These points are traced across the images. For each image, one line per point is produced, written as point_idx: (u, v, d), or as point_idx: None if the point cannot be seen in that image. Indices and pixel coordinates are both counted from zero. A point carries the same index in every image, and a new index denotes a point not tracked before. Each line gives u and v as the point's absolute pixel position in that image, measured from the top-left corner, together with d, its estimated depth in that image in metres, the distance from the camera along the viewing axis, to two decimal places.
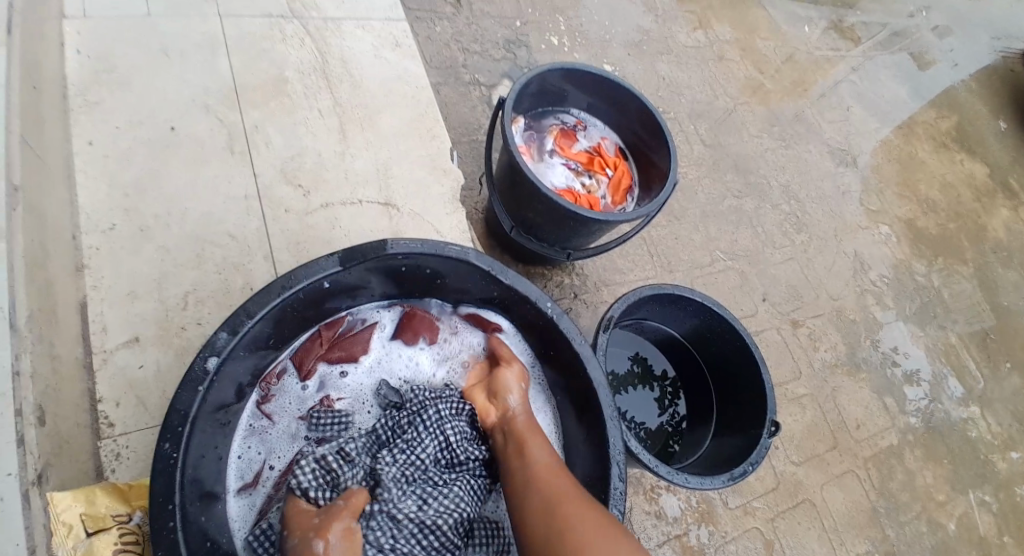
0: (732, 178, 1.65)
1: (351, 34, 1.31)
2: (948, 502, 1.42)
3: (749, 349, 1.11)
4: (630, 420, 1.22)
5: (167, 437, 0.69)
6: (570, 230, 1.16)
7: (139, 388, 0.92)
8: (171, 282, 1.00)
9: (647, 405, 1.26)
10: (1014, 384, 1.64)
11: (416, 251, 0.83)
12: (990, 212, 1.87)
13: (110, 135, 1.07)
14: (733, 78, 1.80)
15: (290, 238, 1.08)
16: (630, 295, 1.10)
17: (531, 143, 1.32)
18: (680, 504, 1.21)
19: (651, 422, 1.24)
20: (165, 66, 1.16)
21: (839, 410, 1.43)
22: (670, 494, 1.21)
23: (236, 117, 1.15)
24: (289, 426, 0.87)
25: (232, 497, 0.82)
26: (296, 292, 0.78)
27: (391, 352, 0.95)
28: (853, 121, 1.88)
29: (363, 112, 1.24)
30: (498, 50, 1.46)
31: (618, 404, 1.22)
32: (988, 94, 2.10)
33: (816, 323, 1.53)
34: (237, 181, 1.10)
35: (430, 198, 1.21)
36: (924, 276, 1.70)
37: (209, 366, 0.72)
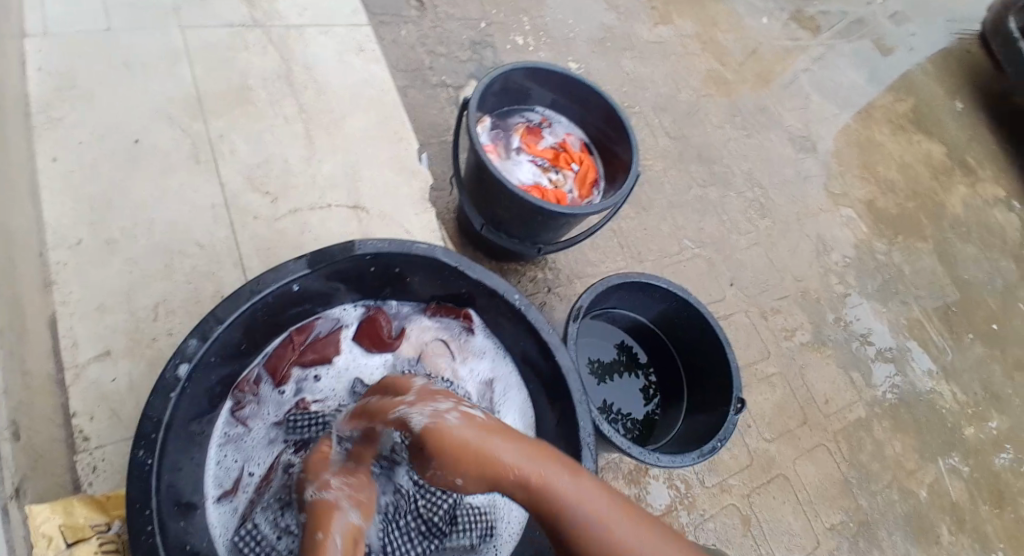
0: (698, 168, 1.69)
1: (314, 41, 1.33)
2: (918, 470, 1.47)
3: (714, 330, 1.15)
4: (616, 411, 1.24)
5: (142, 443, 0.70)
6: (539, 226, 1.18)
7: (112, 401, 0.93)
8: (141, 293, 1.00)
9: (632, 396, 1.28)
10: (978, 353, 1.70)
11: (384, 250, 0.85)
12: (948, 189, 1.94)
13: (73, 151, 1.08)
14: (695, 71, 1.84)
15: (261, 244, 1.09)
16: (598, 284, 1.14)
17: (497, 142, 1.34)
18: (670, 493, 1.26)
19: (637, 412, 1.26)
20: (128, 80, 1.16)
21: (808, 387, 1.49)
22: (659, 481, 1.26)
23: (202, 127, 1.16)
24: (265, 432, 0.88)
25: (212, 504, 0.83)
26: (265, 297, 0.80)
27: (364, 352, 0.96)
28: (813, 108, 1.93)
29: (331, 119, 1.25)
30: (463, 52, 1.48)
31: (602, 395, 1.24)
32: (945, 75, 2.16)
33: (784, 304, 1.58)
34: (205, 191, 1.11)
35: (399, 199, 1.23)
36: (886, 254, 1.76)
37: (181, 373, 0.73)
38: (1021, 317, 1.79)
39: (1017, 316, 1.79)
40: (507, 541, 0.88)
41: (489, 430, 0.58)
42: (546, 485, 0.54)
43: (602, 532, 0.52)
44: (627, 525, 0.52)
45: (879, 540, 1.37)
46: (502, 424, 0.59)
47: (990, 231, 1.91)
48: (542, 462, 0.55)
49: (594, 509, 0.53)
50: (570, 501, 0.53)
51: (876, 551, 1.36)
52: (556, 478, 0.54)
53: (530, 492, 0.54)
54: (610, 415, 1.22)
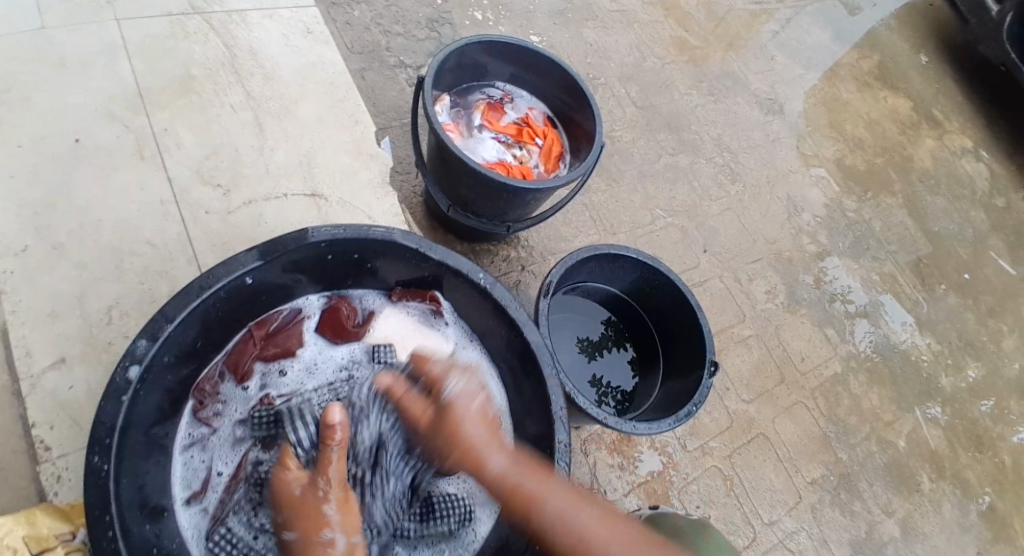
0: (666, 137, 1.67)
1: (259, 25, 1.28)
2: (897, 421, 1.50)
3: (686, 297, 1.15)
4: (606, 384, 1.24)
5: (96, 449, 0.68)
6: (504, 202, 1.15)
7: (69, 409, 0.90)
8: (93, 296, 0.97)
9: (620, 367, 1.28)
10: (951, 303, 1.71)
11: (339, 237, 0.83)
12: (915, 143, 1.94)
13: (12, 156, 1.04)
14: (658, 37, 1.82)
15: (216, 240, 1.06)
16: (567, 258, 1.12)
17: (458, 121, 1.31)
18: (660, 459, 1.28)
19: (626, 384, 1.26)
20: (64, 78, 1.12)
21: (784, 346, 1.50)
22: (651, 450, 1.27)
23: (146, 123, 1.12)
24: (231, 431, 0.86)
25: (182, 508, 0.81)
26: (215, 292, 0.77)
27: (329, 342, 0.93)
28: (778, 69, 1.92)
29: (284, 107, 1.22)
30: (420, 30, 1.43)
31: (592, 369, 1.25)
32: (908, 28, 2.15)
33: (756, 267, 1.58)
34: (153, 187, 1.07)
35: (358, 184, 1.20)
36: (856, 211, 1.76)
37: (131, 376, 0.71)
38: (992, 266, 1.81)
39: (988, 265, 1.81)
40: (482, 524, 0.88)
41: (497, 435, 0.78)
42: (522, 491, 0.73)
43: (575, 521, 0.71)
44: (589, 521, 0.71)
45: (862, 492, 1.39)
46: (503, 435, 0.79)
47: (959, 182, 1.92)
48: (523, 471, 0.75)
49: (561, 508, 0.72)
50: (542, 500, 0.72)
51: (858, 503, 1.38)
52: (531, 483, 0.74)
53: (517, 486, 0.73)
54: (599, 389, 1.23)
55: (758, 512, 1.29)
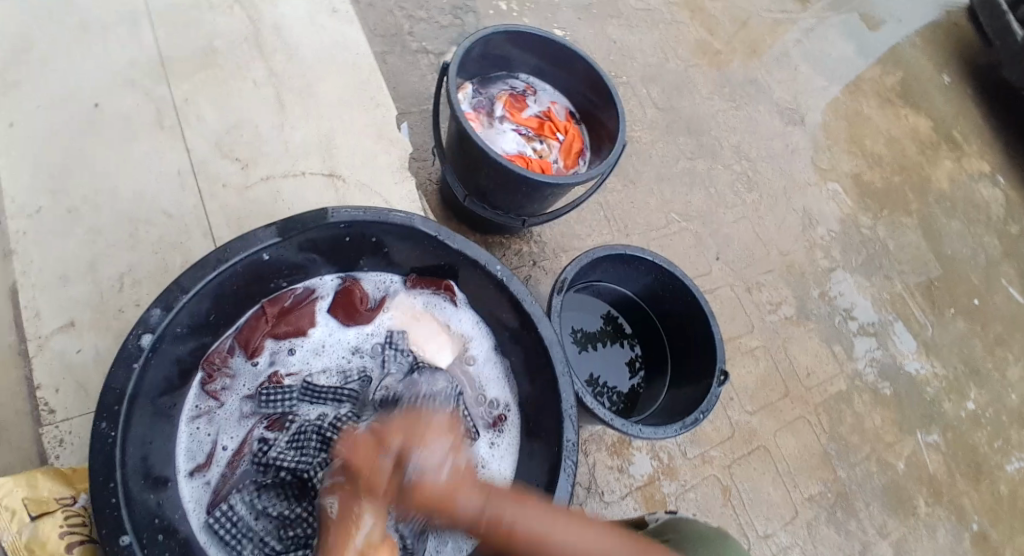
0: (685, 141, 1.65)
1: (286, 0, 1.27)
2: (897, 443, 1.49)
3: (699, 303, 1.13)
4: (602, 384, 1.24)
5: (104, 416, 0.68)
6: (522, 196, 1.14)
7: (78, 373, 0.90)
8: (104, 263, 0.96)
9: (619, 368, 1.27)
10: (959, 327, 1.70)
11: (359, 218, 0.82)
12: (933, 164, 1.92)
13: (32, 116, 1.03)
14: (683, 40, 1.79)
15: (231, 214, 1.05)
16: (582, 257, 1.11)
17: (480, 110, 1.30)
18: (653, 462, 1.27)
19: (622, 386, 1.26)
20: (88, 40, 1.11)
21: (790, 359, 1.49)
22: (644, 451, 1.26)
23: (166, 91, 1.11)
24: (238, 406, 0.85)
25: (184, 479, 0.81)
26: (232, 266, 0.76)
27: (340, 324, 0.93)
28: (801, 79, 1.90)
29: (305, 83, 1.20)
30: (445, 16, 1.41)
31: (590, 367, 1.24)
32: (935, 47, 2.13)
33: (768, 278, 1.57)
34: (170, 159, 1.06)
35: (376, 168, 1.19)
36: (870, 229, 1.75)
37: (144, 343, 0.71)
38: (1002, 293, 1.79)
39: (998, 292, 1.79)
40: None
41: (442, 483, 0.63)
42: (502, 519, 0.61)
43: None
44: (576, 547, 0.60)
45: (858, 511, 1.39)
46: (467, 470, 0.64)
47: (975, 207, 1.90)
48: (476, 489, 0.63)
49: (546, 539, 0.60)
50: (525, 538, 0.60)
51: (854, 522, 1.37)
52: (511, 522, 0.61)
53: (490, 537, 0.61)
54: (597, 389, 1.22)
55: (754, 524, 1.29)
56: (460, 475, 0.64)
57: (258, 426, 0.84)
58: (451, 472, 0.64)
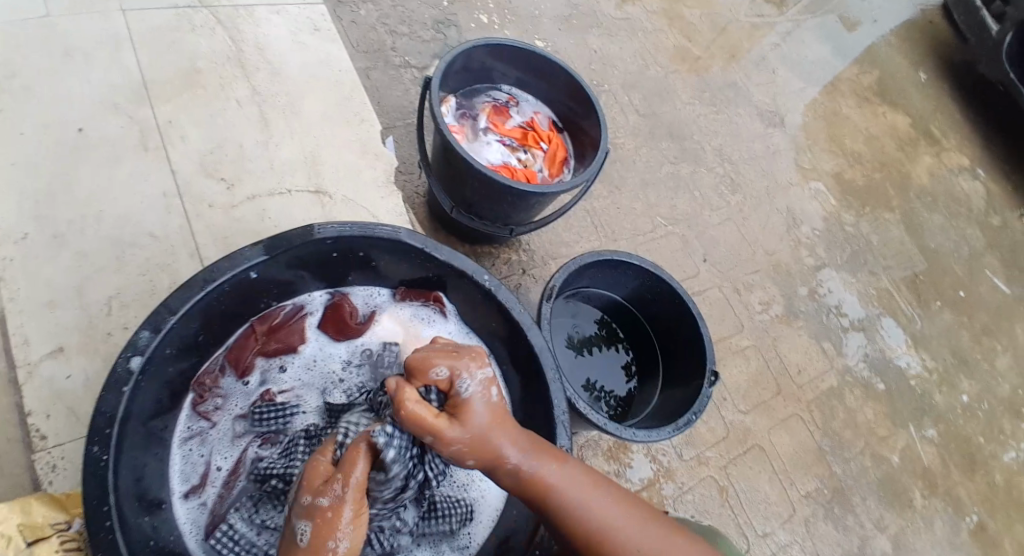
0: (667, 146, 1.67)
1: (266, 21, 1.28)
2: (891, 437, 1.50)
3: (687, 305, 1.15)
4: (599, 389, 1.24)
5: (96, 440, 0.67)
6: (508, 205, 1.15)
7: (68, 398, 0.90)
8: (92, 287, 0.96)
9: (614, 372, 1.27)
10: (946, 320, 1.72)
11: (346, 233, 0.82)
12: (913, 160, 1.95)
13: (15, 143, 1.03)
14: (661, 47, 1.82)
15: (218, 233, 1.05)
16: (570, 263, 1.12)
17: (463, 122, 1.31)
18: (653, 467, 1.27)
19: (618, 389, 1.26)
20: (70, 66, 1.11)
21: (781, 358, 1.50)
22: (642, 456, 1.27)
23: (150, 114, 1.11)
24: (231, 426, 0.85)
25: (180, 501, 0.80)
26: (220, 285, 0.76)
27: (331, 339, 0.93)
28: (779, 81, 1.93)
29: (289, 102, 1.21)
30: (426, 31, 1.42)
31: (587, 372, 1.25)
32: (910, 45, 2.16)
33: (755, 278, 1.58)
34: (156, 180, 1.06)
35: (362, 183, 1.19)
36: (854, 226, 1.77)
37: (133, 366, 0.71)
38: (987, 284, 1.82)
39: (983, 283, 1.82)
40: (482, 528, 0.87)
41: (489, 417, 0.68)
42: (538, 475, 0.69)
43: (581, 505, 0.69)
44: (595, 500, 0.69)
45: (855, 505, 1.40)
46: (508, 413, 0.70)
47: (956, 200, 1.93)
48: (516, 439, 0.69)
49: (569, 487, 0.69)
50: (553, 484, 0.69)
51: (851, 516, 1.38)
52: (545, 468, 0.70)
53: (519, 475, 0.69)
54: (593, 394, 1.22)
55: (753, 523, 1.29)
56: (499, 412, 0.69)
57: (252, 445, 0.83)
58: (492, 410, 0.68)
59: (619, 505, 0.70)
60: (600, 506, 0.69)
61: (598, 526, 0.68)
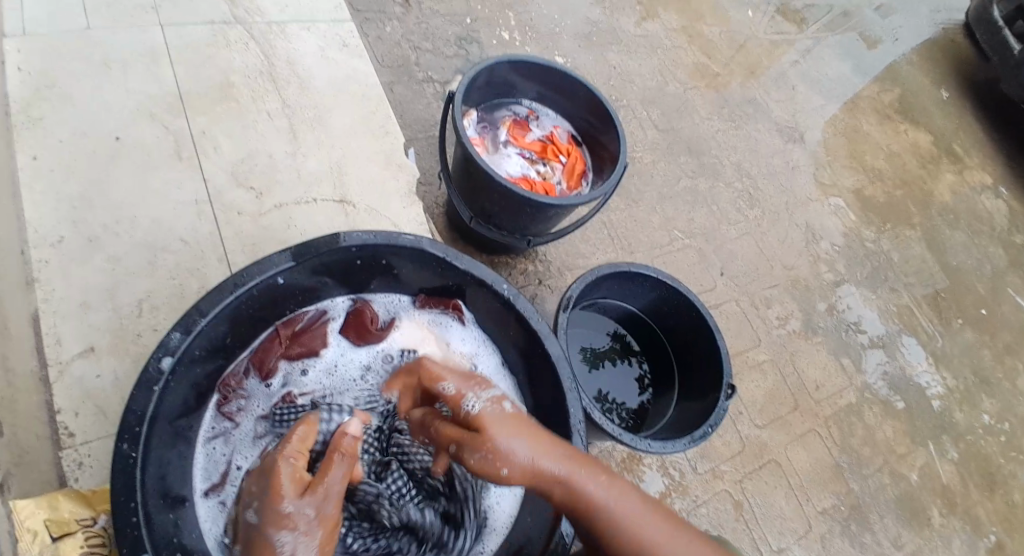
0: (686, 160, 1.69)
1: (296, 36, 1.32)
2: (910, 454, 1.49)
3: (705, 318, 1.15)
4: (611, 401, 1.25)
5: (126, 437, 0.70)
6: (527, 217, 1.17)
7: (98, 397, 0.93)
8: (123, 290, 1.00)
9: (628, 385, 1.28)
10: (967, 338, 1.70)
11: (370, 242, 0.85)
12: (934, 177, 1.95)
13: (54, 150, 1.07)
14: (681, 63, 1.84)
15: (245, 240, 1.09)
16: (588, 274, 1.14)
17: (484, 135, 1.34)
18: (665, 481, 1.27)
19: (631, 402, 1.27)
20: (109, 78, 1.16)
21: (798, 373, 1.50)
22: (654, 470, 1.27)
23: (183, 124, 1.16)
24: (253, 426, 0.88)
25: (201, 498, 0.83)
26: (248, 290, 0.79)
27: (351, 344, 0.96)
28: (798, 98, 1.93)
29: (315, 114, 1.25)
30: (449, 47, 1.46)
31: (600, 384, 1.26)
32: (931, 63, 2.16)
33: (773, 293, 1.58)
34: (187, 187, 1.10)
35: (385, 193, 1.22)
36: (873, 242, 1.77)
37: (164, 366, 0.73)
38: (1009, 303, 1.80)
39: (1005, 302, 1.80)
40: (494, 536, 0.88)
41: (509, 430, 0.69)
42: (576, 490, 0.68)
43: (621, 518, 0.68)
44: (632, 512, 0.69)
45: (873, 524, 1.38)
46: (529, 422, 0.71)
47: (978, 218, 1.92)
48: (550, 454, 0.68)
49: (608, 499, 0.68)
50: (593, 497, 0.68)
51: (869, 535, 1.37)
52: (583, 480, 0.68)
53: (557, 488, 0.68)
54: (607, 405, 1.23)
55: (768, 538, 1.29)
56: (522, 424, 0.70)
57: (272, 445, 0.86)
58: (512, 421, 0.70)
59: (660, 522, 0.69)
60: (637, 518, 0.68)
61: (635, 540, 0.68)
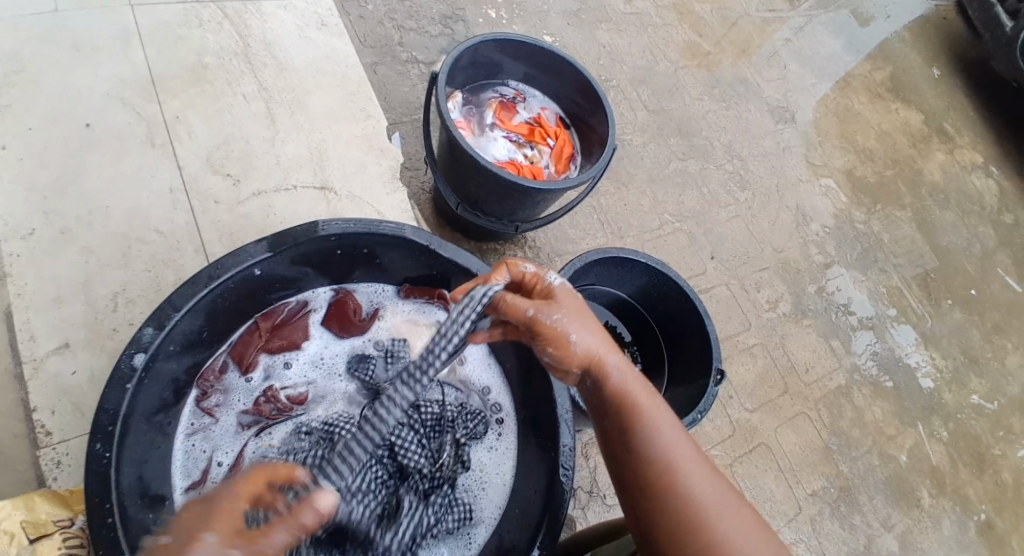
0: (676, 142, 1.66)
1: (273, 16, 1.27)
2: (898, 435, 1.49)
3: (694, 303, 1.13)
4: None
5: (98, 437, 0.68)
6: (515, 202, 1.14)
7: (74, 394, 0.90)
8: (98, 282, 0.97)
9: None
10: (956, 319, 1.70)
11: (349, 231, 0.82)
12: (925, 157, 1.93)
13: (22, 138, 1.03)
14: (671, 42, 1.80)
15: (223, 229, 1.06)
16: (576, 260, 1.11)
17: (470, 118, 1.31)
18: None
19: None
20: (77, 62, 1.11)
21: (788, 356, 1.49)
22: None
23: (156, 109, 1.11)
24: (233, 422, 0.85)
25: (181, 496, 0.80)
26: (224, 282, 0.76)
27: (334, 336, 0.93)
28: (790, 77, 1.90)
29: (294, 97, 1.21)
30: (434, 26, 1.42)
31: None
32: (923, 41, 2.13)
33: (763, 276, 1.57)
34: (162, 175, 1.07)
35: (367, 178, 1.19)
36: (864, 224, 1.75)
37: (137, 363, 0.71)
38: (998, 282, 1.80)
39: (995, 282, 1.79)
40: (483, 530, 0.86)
41: (586, 317, 0.76)
42: (627, 396, 0.72)
43: (667, 439, 0.69)
44: (681, 442, 0.69)
45: (861, 504, 1.39)
46: (598, 326, 0.76)
47: (968, 198, 1.91)
48: (611, 358, 0.74)
49: (656, 416, 0.71)
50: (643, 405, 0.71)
51: (858, 516, 1.37)
52: (637, 393, 0.72)
53: (609, 386, 0.73)
54: None
55: None
56: (588, 322, 0.76)
57: (254, 439, 0.84)
58: (578, 315, 0.75)
59: (699, 461, 0.69)
60: (683, 455, 0.68)
61: (676, 464, 0.68)
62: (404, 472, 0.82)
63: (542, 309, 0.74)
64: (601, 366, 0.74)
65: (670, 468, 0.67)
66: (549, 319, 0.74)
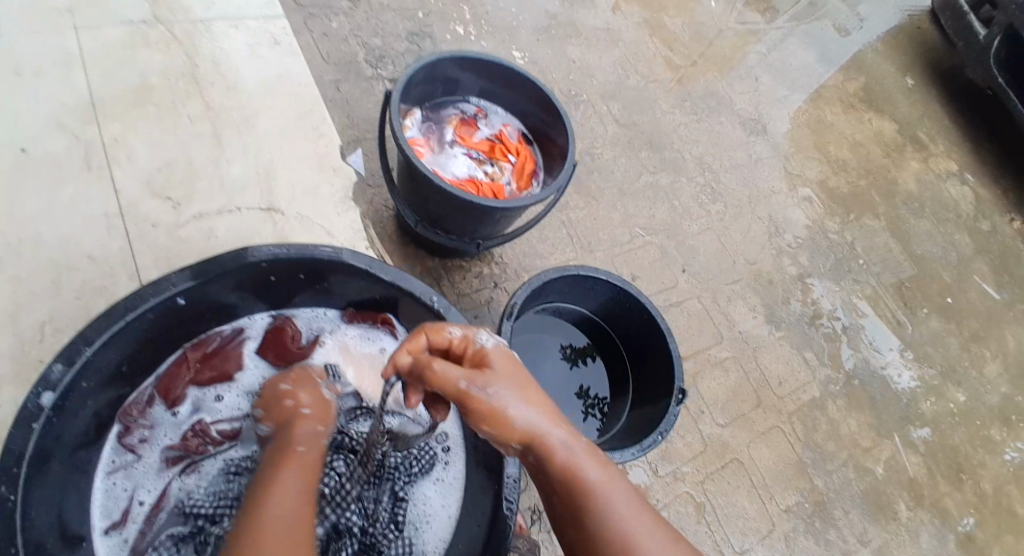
0: (647, 155, 1.65)
1: (224, 35, 1.25)
2: (874, 448, 1.47)
3: (656, 320, 1.11)
4: (592, 396, 1.24)
5: (3, 479, 0.65)
6: (472, 220, 1.12)
7: (0, 430, 0.88)
8: (28, 313, 0.94)
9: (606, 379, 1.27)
10: (934, 327, 1.69)
11: (282, 254, 0.79)
12: (899, 165, 1.93)
13: None
14: (643, 56, 1.80)
15: (158, 254, 1.03)
16: (533, 279, 1.08)
17: (429, 136, 1.28)
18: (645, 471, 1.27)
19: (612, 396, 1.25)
20: (17, 86, 1.09)
21: (761, 369, 1.47)
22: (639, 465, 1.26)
23: (96, 132, 1.09)
24: (157, 459, 0.83)
25: (100, 536, 0.78)
26: (144, 312, 0.73)
27: (270, 365, 0.90)
28: (762, 89, 1.90)
29: (241, 117, 1.19)
30: (400, 42, 1.40)
31: (579, 380, 1.24)
32: (896, 51, 2.14)
33: (735, 288, 1.55)
34: (98, 199, 1.04)
35: (318, 198, 1.17)
36: (837, 233, 1.74)
37: (45, 402, 0.68)
38: (975, 290, 1.79)
39: (971, 289, 1.78)
40: None
41: (521, 383, 0.71)
42: (576, 468, 0.68)
43: (620, 515, 0.66)
44: (633, 514, 0.67)
45: (837, 520, 1.36)
46: (538, 391, 0.72)
47: (944, 206, 1.90)
48: (554, 429, 0.69)
49: (607, 488, 0.68)
50: (592, 479, 0.68)
51: (834, 532, 1.35)
52: (585, 464, 0.68)
53: (554, 459, 0.68)
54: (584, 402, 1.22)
55: (729, 540, 1.27)
56: (527, 389, 0.71)
57: (178, 476, 0.82)
58: (516, 385, 0.70)
59: (654, 530, 0.67)
60: (637, 527, 0.66)
61: (630, 538, 0.65)
62: (338, 530, 0.77)
63: (473, 379, 0.69)
64: (546, 438, 0.69)
65: (626, 547, 0.65)
66: (482, 392, 0.68)
